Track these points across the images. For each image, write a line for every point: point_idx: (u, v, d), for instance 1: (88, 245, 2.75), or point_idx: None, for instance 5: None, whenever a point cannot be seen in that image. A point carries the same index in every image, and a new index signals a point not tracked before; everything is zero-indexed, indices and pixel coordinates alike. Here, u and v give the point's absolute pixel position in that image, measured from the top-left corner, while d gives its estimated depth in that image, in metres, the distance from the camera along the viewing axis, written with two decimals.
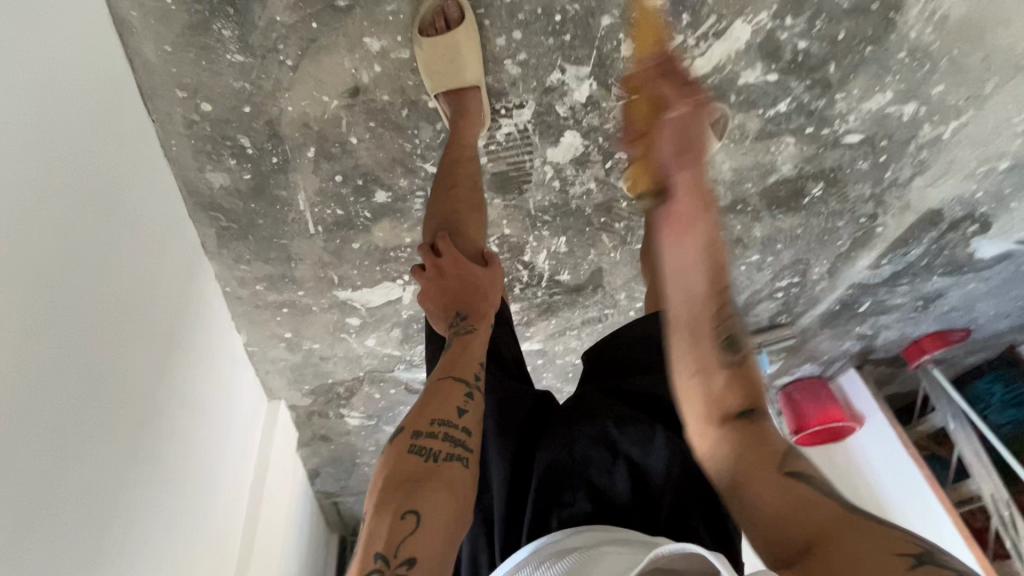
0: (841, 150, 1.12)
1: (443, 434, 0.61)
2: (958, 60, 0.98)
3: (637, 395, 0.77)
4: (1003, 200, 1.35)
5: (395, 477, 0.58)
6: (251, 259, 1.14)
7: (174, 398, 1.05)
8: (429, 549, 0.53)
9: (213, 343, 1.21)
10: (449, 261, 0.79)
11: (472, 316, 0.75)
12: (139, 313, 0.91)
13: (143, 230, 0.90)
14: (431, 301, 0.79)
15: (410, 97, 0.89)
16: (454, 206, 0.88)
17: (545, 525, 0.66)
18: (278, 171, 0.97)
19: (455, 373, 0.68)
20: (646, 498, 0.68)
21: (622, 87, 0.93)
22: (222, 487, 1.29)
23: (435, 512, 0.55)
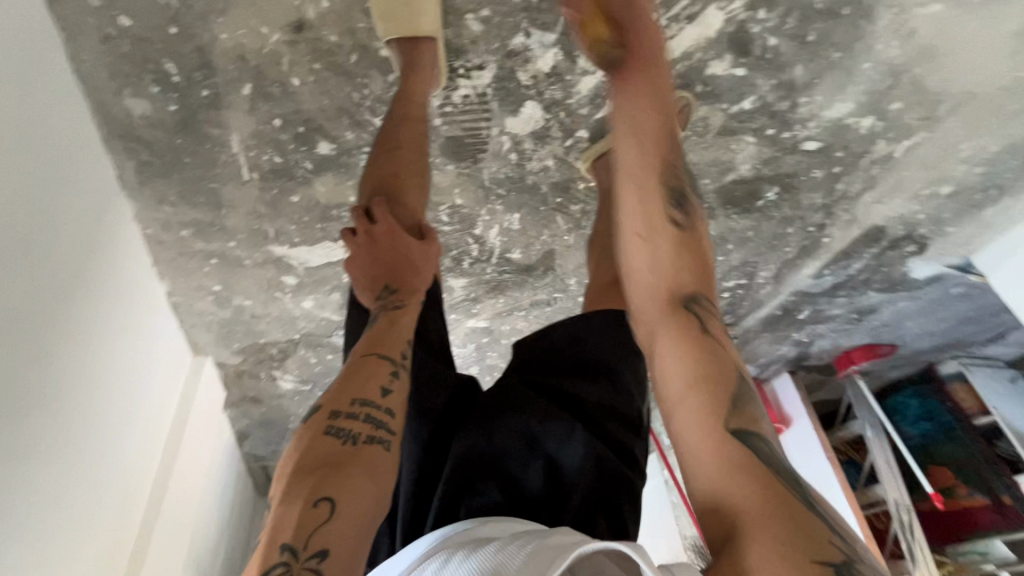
0: (799, 156, 1.13)
1: (365, 416, 0.57)
2: (917, 78, 0.99)
3: (563, 395, 0.75)
4: (942, 223, 1.40)
5: (308, 460, 0.53)
6: (176, 201, 1.05)
7: (75, 345, 0.96)
8: (342, 539, 0.49)
9: (128, 292, 1.12)
10: (382, 229, 0.73)
11: (402, 292, 0.71)
12: (31, 246, 0.82)
13: (39, 151, 0.81)
14: (359, 269, 0.74)
15: (360, 41, 0.82)
16: (396, 167, 0.82)
17: (453, 513, 0.64)
18: (208, 106, 0.88)
19: (380, 350, 0.63)
20: (557, 492, 0.68)
21: (588, 61, 0.89)
22: (129, 447, 1.20)
23: (353, 499, 0.51)
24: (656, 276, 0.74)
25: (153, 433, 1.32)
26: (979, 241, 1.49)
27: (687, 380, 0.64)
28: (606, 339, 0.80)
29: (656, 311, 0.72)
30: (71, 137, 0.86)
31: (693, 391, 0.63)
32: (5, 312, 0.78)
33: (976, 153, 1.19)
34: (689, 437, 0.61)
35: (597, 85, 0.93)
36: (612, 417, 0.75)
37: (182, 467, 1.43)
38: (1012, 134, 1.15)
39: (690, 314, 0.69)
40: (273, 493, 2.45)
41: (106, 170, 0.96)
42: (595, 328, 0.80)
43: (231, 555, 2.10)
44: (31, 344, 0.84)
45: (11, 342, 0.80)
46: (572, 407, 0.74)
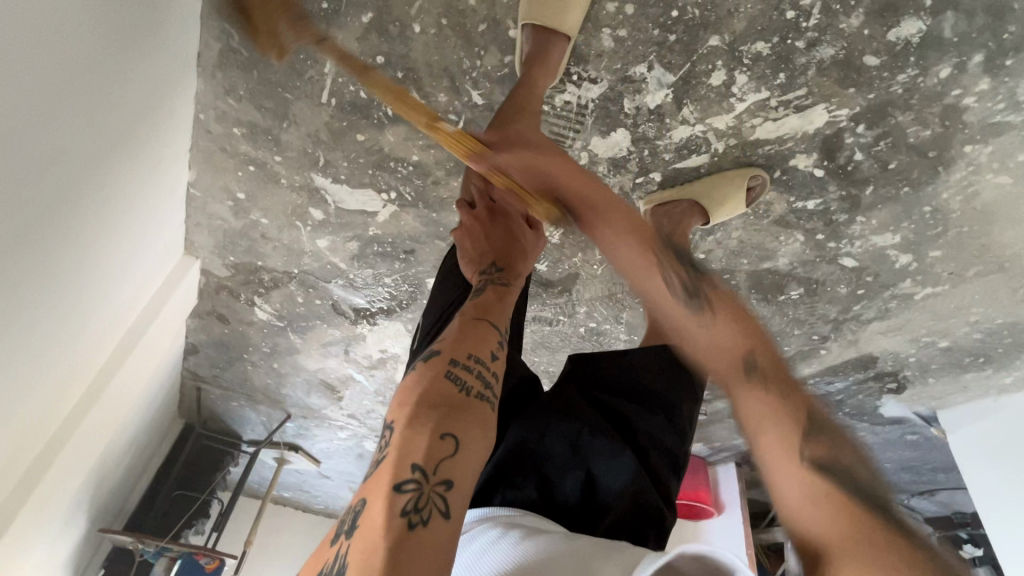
0: (833, 268, 1.18)
1: (478, 373, 0.57)
2: (961, 236, 1.06)
3: (614, 416, 0.74)
4: (926, 372, 1.48)
5: (430, 395, 0.53)
6: (243, 97, 1.01)
7: (89, 195, 0.91)
8: (462, 476, 0.48)
9: (159, 168, 1.06)
10: (499, 211, 0.83)
11: (499, 272, 0.78)
12: (87, 86, 0.78)
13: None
14: (471, 241, 0.82)
15: (495, 14, 0.82)
16: (510, 153, 0.82)
17: (487, 500, 0.64)
18: (321, 18, 0.86)
19: (491, 318, 0.64)
20: (590, 505, 0.66)
21: (691, 112, 0.91)
22: (96, 323, 1.14)
23: (473, 443, 0.51)
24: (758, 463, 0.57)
25: (122, 316, 1.26)
26: (950, 399, 1.57)
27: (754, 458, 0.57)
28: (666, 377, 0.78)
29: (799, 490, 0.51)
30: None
31: None
32: (28, 141, 0.73)
33: (982, 320, 1.28)
34: None
35: (689, 137, 0.96)
36: (659, 454, 0.73)
37: (134, 360, 1.36)
38: (1016, 314, 1.24)
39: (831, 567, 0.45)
40: (195, 417, 2.33)
41: (190, 43, 0.92)
42: (653, 363, 0.79)
43: (132, 466, 1.98)
44: (48, 181, 0.80)
45: (29, 176, 0.76)
46: (619, 429, 0.74)
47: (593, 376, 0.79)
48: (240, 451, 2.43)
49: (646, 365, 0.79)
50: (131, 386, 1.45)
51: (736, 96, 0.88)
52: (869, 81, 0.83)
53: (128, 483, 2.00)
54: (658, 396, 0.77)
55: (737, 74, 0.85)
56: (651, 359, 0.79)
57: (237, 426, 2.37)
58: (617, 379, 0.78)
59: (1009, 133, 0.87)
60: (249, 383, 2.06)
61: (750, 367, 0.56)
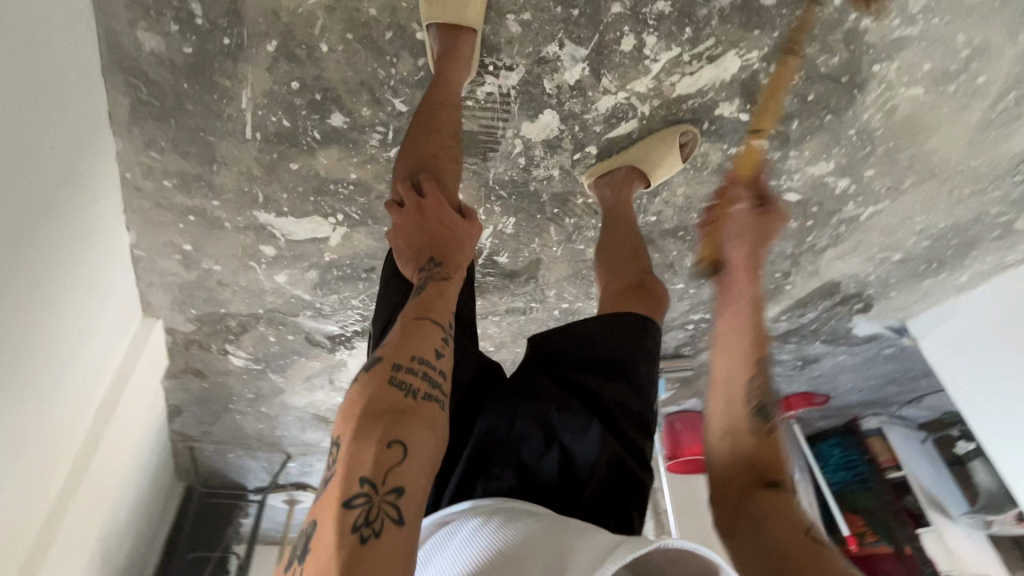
0: (779, 205, 1.22)
1: (424, 373, 0.56)
2: (891, 151, 1.10)
3: (580, 389, 0.75)
4: (887, 287, 1.54)
5: (374, 406, 0.53)
6: (166, 148, 0.99)
7: (30, 276, 0.87)
8: (415, 482, 0.50)
9: (94, 234, 1.03)
10: (430, 203, 0.72)
11: (445, 263, 0.68)
12: (10, 168, 0.76)
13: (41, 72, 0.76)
14: (404, 240, 0.73)
15: (399, 20, 0.82)
16: (435, 151, 0.80)
17: (468, 492, 0.65)
18: (226, 55, 0.85)
19: (432, 314, 0.62)
20: (569, 481, 0.68)
21: (610, 81, 0.93)
22: (63, 404, 1.11)
23: (422, 446, 0.52)
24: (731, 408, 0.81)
25: (91, 392, 1.22)
26: (916, 308, 1.63)
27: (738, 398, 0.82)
28: (623, 339, 0.79)
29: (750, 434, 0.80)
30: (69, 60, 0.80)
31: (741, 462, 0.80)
32: None
33: (926, 228, 1.33)
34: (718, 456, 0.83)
35: (614, 106, 0.97)
36: (629, 418, 0.75)
37: (112, 434, 1.32)
38: (957, 215, 1.30)
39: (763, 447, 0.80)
40: (195, 477, 2.29)
41: (96, 102, 0.89)
42: (608, 329, 0.80)
43: (139, 539, 1.94)
44: None
45: None
46: (586, 400, 0.74)
47: (552, 356, 0.80)
48: (248, 500, 2.40)
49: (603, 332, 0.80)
50: (116, 460, 1.41)
51: (650, 57, 0.89)
52: (771, 20, 0.86)
53: (139, 556, 1.96)
54: (621, 359, 0.78)
55: (646, 37, 0.87)
56: (609, 325, 0.81)
57: (240, 477, 2.34)
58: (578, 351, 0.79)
59: (910, 46, 0.91)
60: (241, 432, 2.03)
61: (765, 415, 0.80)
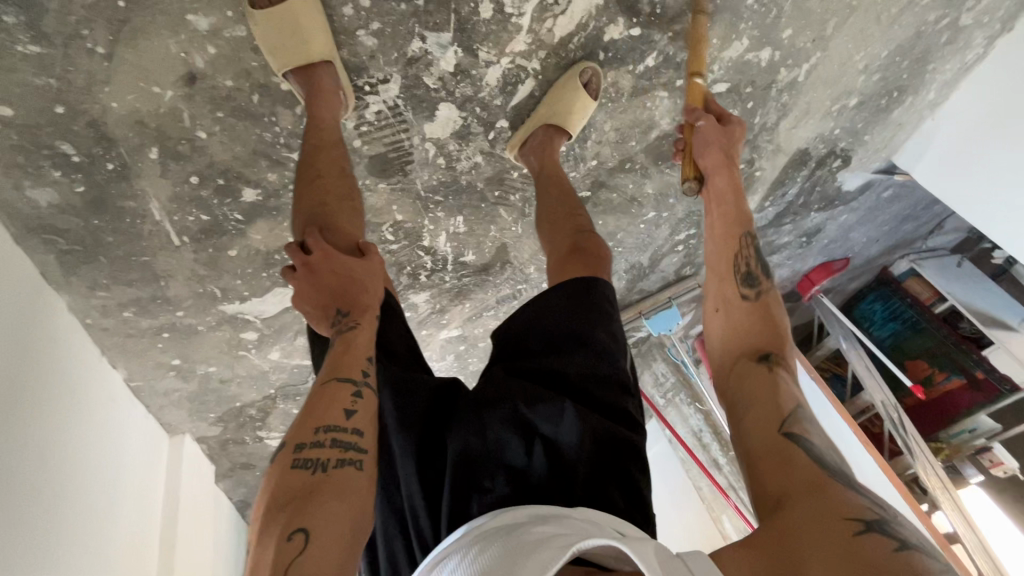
0: (712, 100, 1.17)
1: (331, 441, 0.60)
2: (799, 4, 1.04)
3: (543, 373, 0.77)
4: (859, 133, 1.47)
5: (279, 495, 0.56)
6: (110, 283, 1.00)
7: (30, 449, 0.89)
8: (316, 571, 0.51)
9: (82, 385, 1.05)
10: (318, 257, 0.73)
11: (353, 311, 0.72)
12: None
13: None
14: (308, 302, 0.74)
15: (258, 80, 0.81)
16: (323, 196, 0.81)
17: (465, 511, 0.67)
18: (117, 178, 0.85)
19: (341, 373, 0.65)
20: (560, 469, 0.70)
21: (488, 52, 0.90)
22: (121, 548, 1.14)
23: (327, 525, 0.54)
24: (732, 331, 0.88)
25: (144, 528, 1.25)
26: (895, 142, 1.56)
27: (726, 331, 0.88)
28: (575, 310, 0.81)
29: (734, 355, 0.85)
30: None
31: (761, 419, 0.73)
32: None
33: (871, 62, 1.26)
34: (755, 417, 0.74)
35: (504, 74, 0.95)
36: (601, 385, 0.78)
37: (184, 553, 1.37)
38: (897, 37, 1.23)
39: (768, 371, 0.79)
40: None
41: (24, 265, 0.90)
42: (557, 305, 0.82)
43: None
44: None
45: None
46: (554, 382, 0.76)
47: (516, 348, 0.82)
48: None
49: (563, 310, 0.81)
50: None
51: (515, 13, 0.86)
52: None
53: None
54: (578, 331, 0.79)
55: None
56: (557, 301, 0.82)
57: None
58: (535, 342, 0.81)
59: None
60: None
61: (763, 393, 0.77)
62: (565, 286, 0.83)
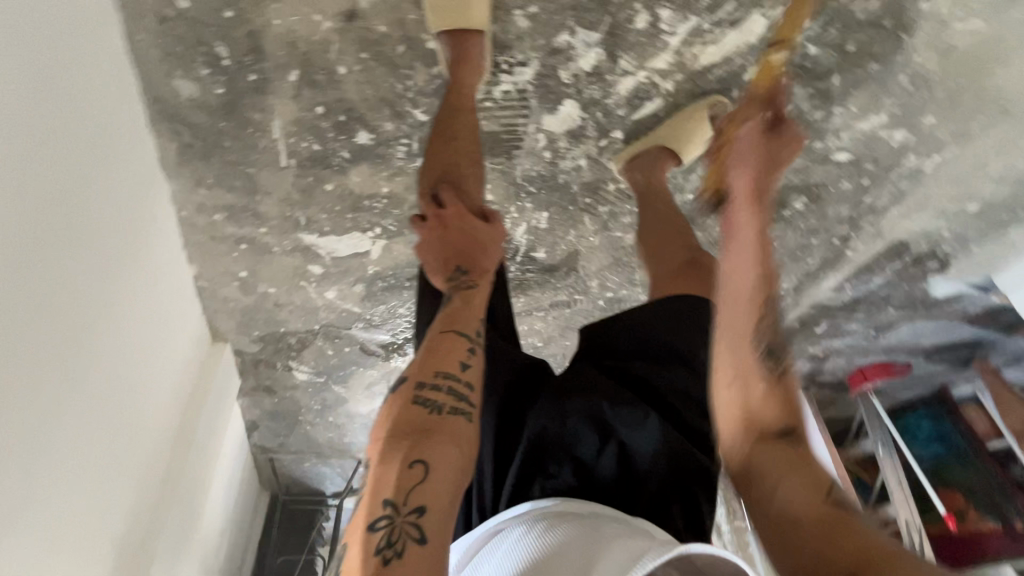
0: (829, 166, 1.13)
1: (447, 387, 0.62)
2: (952, 93, 1.00)
3: (633, 377, 0.80)
4: (966, 241, 1.40)
5: (399, 427, 0.59)
6: (213, 184, 1.06)
7: (68, 299, 0.83)
8: (432, 503, 0.55)
9: (131, 234, 0.98)
10: (451, 214, 0.76)
11: (473, 271, 0.73)
12: (87, 216, 0.85)
13: (103, 130, 0.85)
14: (432, 253, 0.76)
15: (409, 32, 0.84)
16: (458, 155, 0.83)
17: (528, 491, 0.68)
18: (254, 90, 0.90)
19: (457, 327, 0.67)
20: (629, 478, 0.71)
21: (629, 62, 0.90)
22: (151, 427, 1.20)
23: (442, 462, 0.57)
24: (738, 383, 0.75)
25: (156, 401, 1.20)
26: (1001, 261, 1.48)
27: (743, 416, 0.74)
28: (676, 328, 0.84)
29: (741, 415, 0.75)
30: (41, 48, 0.71)
31: (789, 468, 0.70)
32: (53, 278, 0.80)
33: (1006, 172, 1.20)
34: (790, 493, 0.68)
35: (635, 87, 0.95)
36: (688, 405, 0.80)
37: (199, 451, 1.43)
38: None
39: (781, 425, 0.73)
40: (277, 487, 2.41)
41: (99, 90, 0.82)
42: (660, 318, 0.85)
43: (233, 546, 2.08)
44: (80, 310, 0.87)
45: (62, 309, 0.82)
46: (641, 389, 0.79)
47: (604, 351, 0.84)
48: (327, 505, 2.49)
49: (656, 325, 0.84)
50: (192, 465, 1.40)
51: (667, 31, 0.86)
52: None
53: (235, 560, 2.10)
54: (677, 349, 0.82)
55: (660, 11, 0.83)
56: (660, 313, 0.85)
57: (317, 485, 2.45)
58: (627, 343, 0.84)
59: None
60: (313, 443, 2.13)
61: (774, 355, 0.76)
62: (662, 300, 0.86)
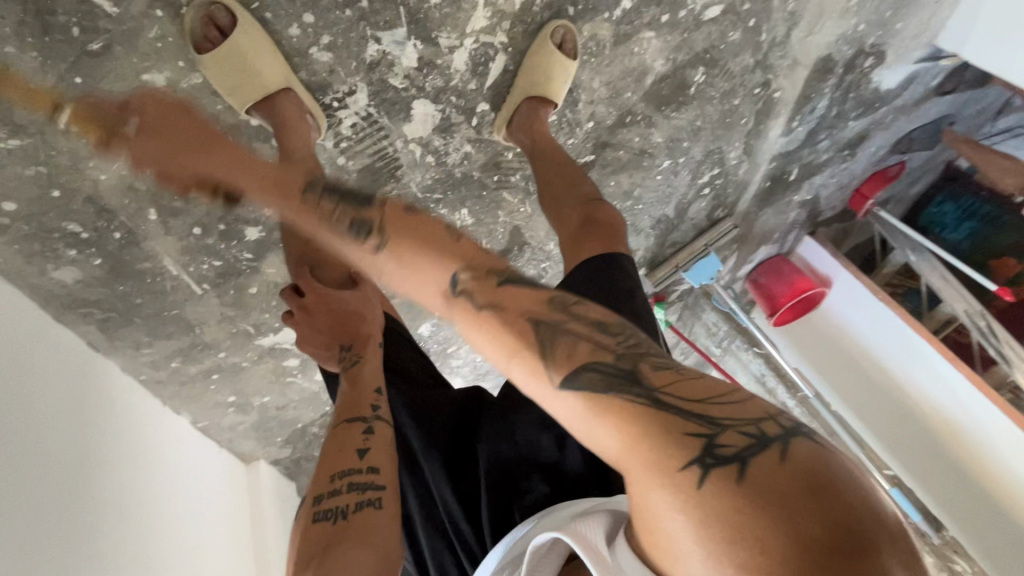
0: (707, 28, 1.08)
1: (347, 486, 0.60)
2: None
3: None
4: (888, 24, 1.31)
5: (304, 551, 0.55)
6: (152, 339, 1.06)
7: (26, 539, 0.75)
8: None
9: (54, 413, 0.86)
10: (314, 299, 0.78)
11: (356, 345, 0.77)
12: (49, 434, 0.84)
13: (17, 349, 0.83)
14: (312, 342, 0.79)
15: (228, 121, 0.83)
16: (312, 234, 0.83)
17: (509, 518, 0.67)
18: (128, 245, 0.89)
19: (351, 414, 0.68)
20: (599, 464, 0.70)
21: (449, 38, 0.86)
22: (221, 572, 1.21)
23: (348, 574, 0.52)
24: (519, 318, 0.53)
25: (201, 541, 1.17)
26: (937, 22, 1.38)
27: (556, 387, 0.49)
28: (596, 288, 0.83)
29: (515, 339, 0.51)
30: None
31: (612, 415, 0.45)
32: (49, 509, 0.80)
33: None
34: (614, 444, 0.45)
35: (472, 55, 0.90)
36: None
37: (282, 567, 1.44)
38: None
39: (576, 346, 0.50)
40: None
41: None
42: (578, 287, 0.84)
43: None
44: (89, 519, 0.87)
45: (71, 531, 0.83)
46: None
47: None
48: None
49: (587, 301, 0.81)
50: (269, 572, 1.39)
51: None
52: None
53: None
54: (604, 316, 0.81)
55: None
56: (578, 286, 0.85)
57: None
58: None
59: None
60: None
61: (606, 353, 0.50)
62: (591, 271, 0.84)
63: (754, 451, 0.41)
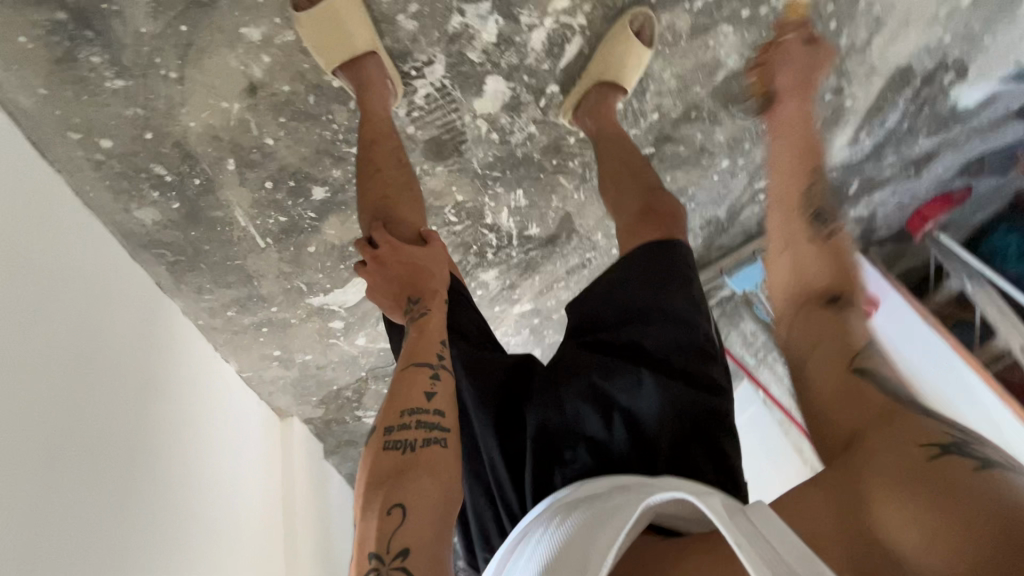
0: None
1: (416, 423, 0.63)
2: None
3: (619, 347, 0.76)
4: (975, 38, 1.26)
5: (374, 475, 0.60)
6: (213, 286, 1.11)
7: (77, 467, 0.78)
8: (414, 545, 0.55)
9: (120, 345, 0.91)
10: (386, 250, 0.78)
11: (424, 298, 0.76)
12: (115, 360, 0.89)
13: (95, 279, 0.88)
14: (381, 292, 0.79)
15: (311, 80, 0.85)
16: (386, 189, 0.86)
17: (549, 483, 0.70)
18: (204, 193, 0.93)
19: (419, 358, 0.69)
20: (642, 443, 0.71)
21: (530, 16, 0.87)
22: (253, 516, 1.27)
23: (421, 501, 0.57)
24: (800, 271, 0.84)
25: (236, 483, 1.23)
26: None
27: (816, 344, 0.75)
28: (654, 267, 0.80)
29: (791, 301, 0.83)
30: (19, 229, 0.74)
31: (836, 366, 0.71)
32: (109, 433, 0.85)
33: None
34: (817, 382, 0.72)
35: (549, 36, 0.91)
36: (683, 355, 0.76)
37: (306, 520, 1.49)
38: None
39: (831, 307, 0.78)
40: None
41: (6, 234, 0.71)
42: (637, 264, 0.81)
43: None
44: (143, 446, 0.93)
45: (127, 455, 0.89)
46: (632, 352, 0.75)
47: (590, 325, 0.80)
48: None
49: (633, 280, 0.79)
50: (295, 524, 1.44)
51: None
52: None
53: None
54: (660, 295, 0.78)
55: None
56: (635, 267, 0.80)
57: None
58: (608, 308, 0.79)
59: None
60: None
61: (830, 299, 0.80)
62: (640, 251, 0.82)
63: (931, 442, 0.56)
